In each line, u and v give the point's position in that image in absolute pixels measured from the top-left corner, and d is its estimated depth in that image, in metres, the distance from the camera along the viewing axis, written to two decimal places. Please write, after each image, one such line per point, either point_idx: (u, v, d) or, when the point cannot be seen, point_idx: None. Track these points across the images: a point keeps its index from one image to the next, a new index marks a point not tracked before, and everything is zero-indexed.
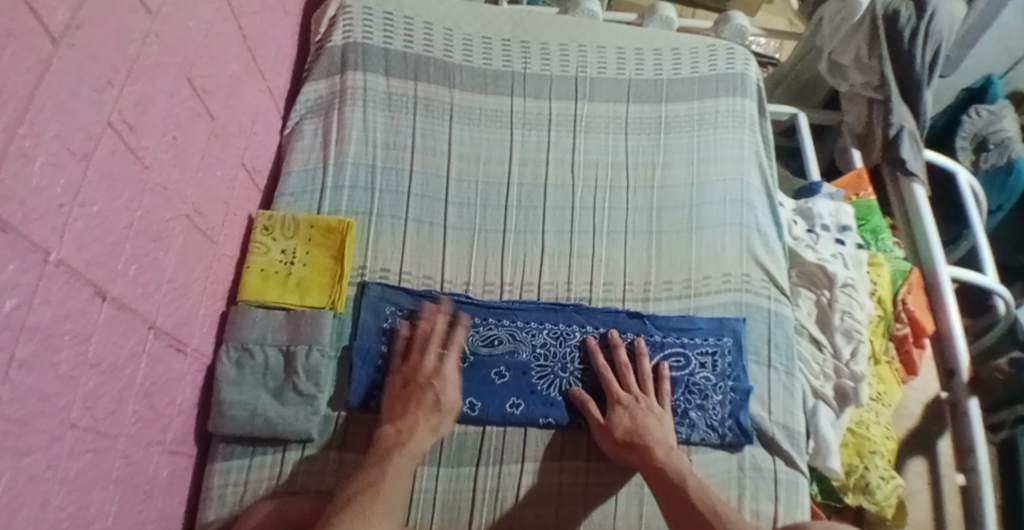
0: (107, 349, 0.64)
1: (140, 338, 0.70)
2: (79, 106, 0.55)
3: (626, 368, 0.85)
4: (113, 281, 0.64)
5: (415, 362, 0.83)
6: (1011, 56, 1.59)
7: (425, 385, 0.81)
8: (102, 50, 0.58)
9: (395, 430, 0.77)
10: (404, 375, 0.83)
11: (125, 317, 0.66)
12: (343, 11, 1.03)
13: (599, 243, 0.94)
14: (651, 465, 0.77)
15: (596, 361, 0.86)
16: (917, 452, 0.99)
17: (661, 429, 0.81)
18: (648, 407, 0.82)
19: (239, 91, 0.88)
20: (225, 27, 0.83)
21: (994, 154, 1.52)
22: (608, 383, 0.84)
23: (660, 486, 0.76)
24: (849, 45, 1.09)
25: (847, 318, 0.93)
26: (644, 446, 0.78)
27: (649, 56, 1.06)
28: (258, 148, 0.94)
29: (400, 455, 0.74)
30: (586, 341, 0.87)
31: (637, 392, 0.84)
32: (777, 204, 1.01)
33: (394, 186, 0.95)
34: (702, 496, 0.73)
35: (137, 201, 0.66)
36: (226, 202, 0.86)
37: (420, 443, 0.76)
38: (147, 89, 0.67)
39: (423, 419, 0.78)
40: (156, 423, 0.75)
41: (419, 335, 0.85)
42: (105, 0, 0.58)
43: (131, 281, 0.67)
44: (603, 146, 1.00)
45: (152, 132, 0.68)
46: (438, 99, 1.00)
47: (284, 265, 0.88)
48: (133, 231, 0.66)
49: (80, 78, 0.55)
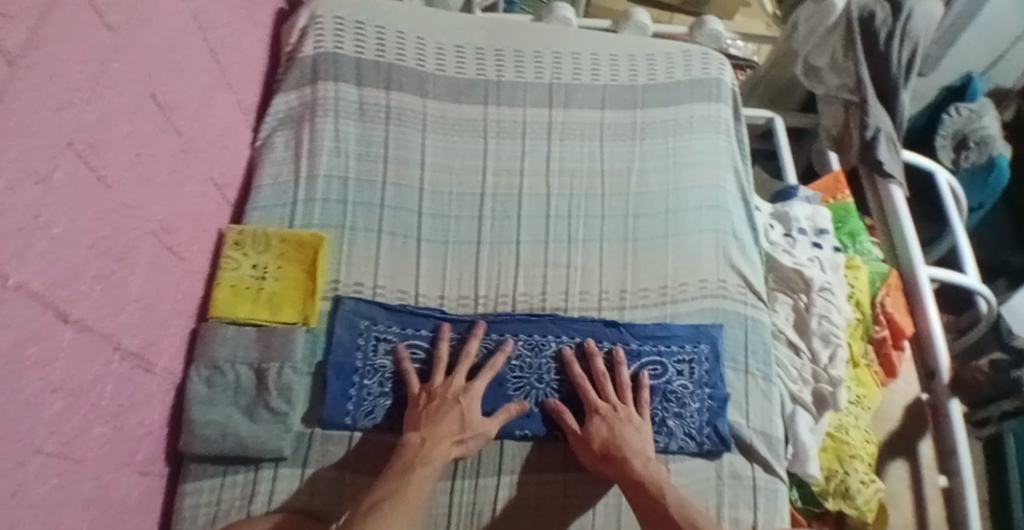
0: (72, 372, 0.62)
1: (106, 360, 0.68)
2: (40, 127, 0.55)
3: (603, 378, 0.84)
4: (77, 303, 0.62)
5: (442, 381, 0.82)
6: (992, 53, 1.57)
7: (451, 401, 0.80)
8: (62, 70, 0.57)
9: (417, 438, 0.77)
10: (429, 390, 0.82)
11: (90, 339, 0.65)
12: (313, 21, 1.01)
13: (574, 252, 0.93)
14: (628, 477, 0.75)
15: (572, 371, 0.85)
16: (899, 455, 0.99)
17: (640, 439, 0.79)
18: (626, 416, 0.81)
19: (207, 105, 0.87)
20: (191, 41, 0.81)
21: (974, 152, 1.54)
22: (585, 393, 0.83)
23: (638, 499, 0.74)
24: (825, 48, 1.10)
25: (825, 322, 0.92)
26: (621, 458, 0.77)
27: (624, 62, 1.05)
28: (228, 162, 0.93)
29: (422, 466, 0.73)
30: (561, 352, 0.86)
31: (616, 401, 0.83)
32: (753, 209, 1.01)
33: (367, 199, 0.93)
34: (680, 510, 0.71)
35: (100, 221, 0.65)
36: (195, 218, 0.85)
37: (443, 454, 0.75)
38: (109, 108, 0.65)
39: (447, 432, 0.77)
40: (125, 444, 0.74)
41: (443, 358, 0.84)
42: (63, 20, 0.57)
43: (96, 301, 0.66)
44: (578, 154, 0.99)
45: (116, 150, 0.67)
46: (411, 109, 0.99)
47: (256, 280, 0.87)
48: (97, 251, 0.65)
49: (40, 100, 0.54)
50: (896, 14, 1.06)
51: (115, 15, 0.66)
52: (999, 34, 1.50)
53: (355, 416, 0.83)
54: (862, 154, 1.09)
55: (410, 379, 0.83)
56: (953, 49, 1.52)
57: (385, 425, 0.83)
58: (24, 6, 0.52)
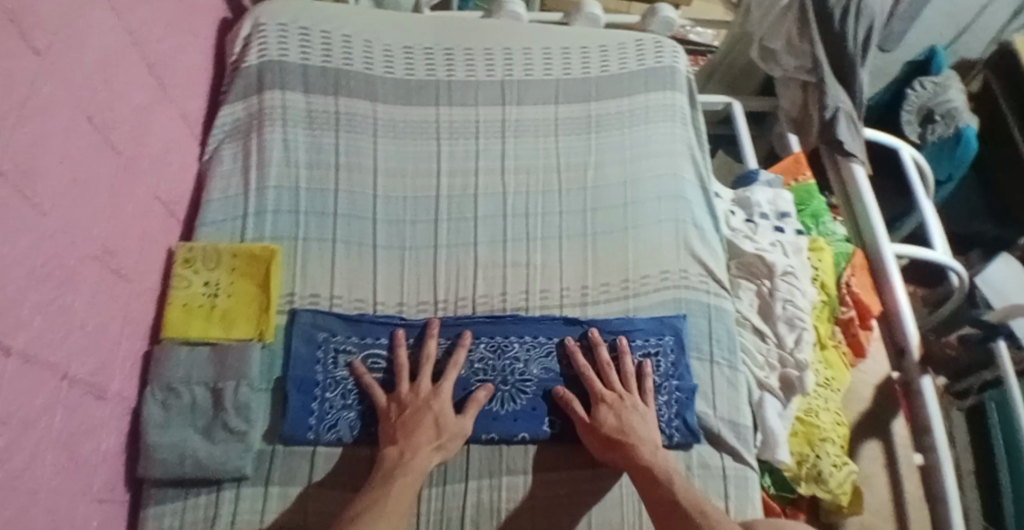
0: (19, 403, 0.57)
1: (53, 389, 0.63)
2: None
3: (607, 367, 0.83)
4: (20, 331, 0.58)
5: (408, 389, 0.80)
6: (956, 25, 1.57)
7: (423, 406, 0.78)
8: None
9: (397, 451, 0.75)
10: (398, 400, 0.80)
11: (35, 370, 0.60)
12: (257, 29, 0.99)
13: (533, 251, 0.92)
14: (637, 464, 0.75)
15: (576, 361, 0.84)
16: (872, 435, 0.96)
17: (646, 427, 0.79)
18: (632, 405, 0.81)
19: (148, 123, 0.83)
20: (125, 57, 0.78)
21: (941, 125, 1.53)
22: (590, 382, 0.82)
23: (646, 486, 0.73)
24: (780, 30, 1.08)
25: (789, 307, 0.91)
26: (630, 445, 0.76)
27: (576, 55, 1.03)
28: (173, 178, 0.90)
29: (404, 475, 0.72)
30: (564, 342, 0.86)
31: (621, 390, 0.82)
32: (713, 196, 1.00)
33: (320, 208, 0.92)
34: (689, 497, 0.70)
35: (40, 247, 0.61)
36: (141, 238, 0.82)
37: (424, 462, 0.74)
38: (42, 132, 0.62)
39: (426, 441, 0.75)
40: (80, 472, 0.69)
41: (402, 367, 0.82)
42: None
43: (40, 330, 0.61)
44: (533, 151, 0.98)
45: (50, 174, 0.63)
46: (360, 114, 0.97)
47: (208, 297, 0.84)
48: (36, 278, 0.60)
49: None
50: None
51: (42, 37, 0.62)
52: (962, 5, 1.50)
53: (317, 431, 0.80)
54: (821, 135, 1.08)
55: (375, 393, 0.80)
56: (916, 23, 1.51)
57: (349, 438, 0.81)
58: None
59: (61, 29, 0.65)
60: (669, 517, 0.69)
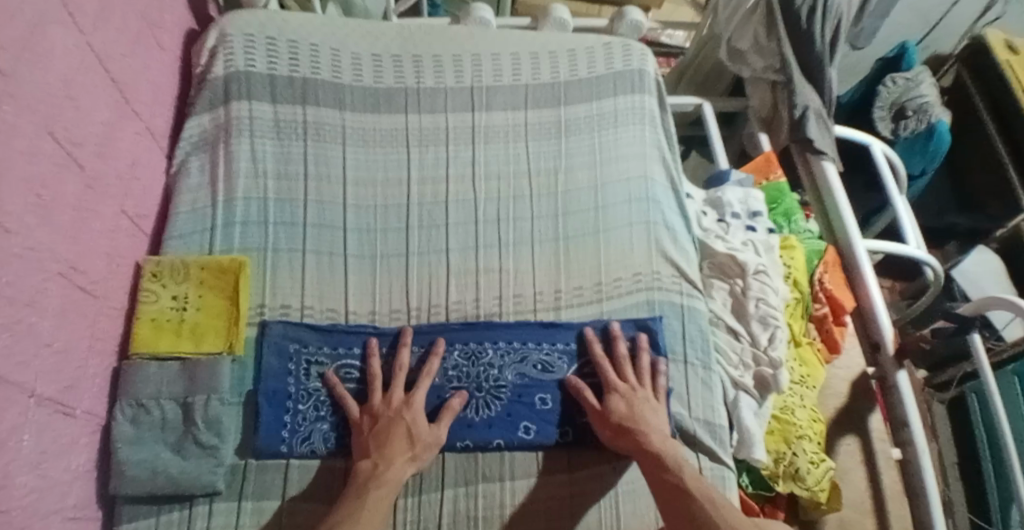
0: None
1: (23, 409, 0.62)
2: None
3: (624, 360, 0.83)
4: None
5: (381, 399, 0.80)
6: (925, 22, 1.61)
7: (396, 416, 0.77)
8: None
9: (370, 463, 0.73)
10: (370, 412, 0.79)
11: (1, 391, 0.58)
12: (223, 40, 0.98)
13: (506, 256, 0.92)
14: (645, 450, 0.74)
15: (594, 351, 0.85)
16: (848, 430, 0.94)
17: (657, 418, 0.78)
18: (644, 396, 0.80)
19: (113, 137, 0.82)
20: (89, 71, 0.77)
21: (914, 120, 1.53)
22: (604, 372, 0.82)
23: (652, 472, 0.72)
24: (747, 30, 1.08)
25: (762, 305, 0.91)
26: (638, 433, 0.75)
27: (545, 60, 1.03)
28: (140, 192, 0.89)
29: (378, 487, 0.71)
30: (584, 333, 0.86)
31: (634, 382, 0.82)
32: (684, 198, 1.01)
33: (289, 218, 0.91)
34: (699, 486, 0.69)
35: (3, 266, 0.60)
36: (109, 254, 0.80)
37: (398, 473, 0.73)
38: (4, 151, 0.60)
39: (400, 452, 0.74)
40: (52, 492, 0.67)
41: (375, 377, 0.81)
42: None
43: (6, 351, 0.59)
44: (504, 156, 0.98)
45: (13, 192, 0.62)
46: (329, 123, 0.97)
47: (176, 312, 0.83)
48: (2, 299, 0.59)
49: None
50: None
51: (3, 58, 0.60)
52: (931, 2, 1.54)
53: (291, 443, 0.79)
54: (792, 134, 1.08)
55: (348, 403, 0.80)
56: (886, 20, 1.53)
57: (323, 450, 0.80)
58: None
59: (23, 46, 0.64)
60: (677, 505, 0.68)
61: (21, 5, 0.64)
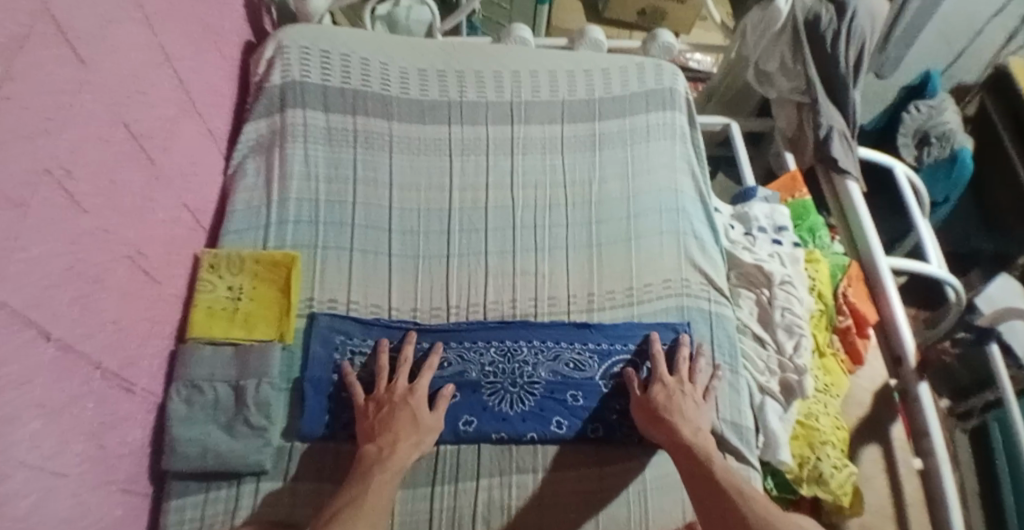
0: (52, 389, 0.61)
1: (85, 379, 0.67)
2: (9, 153, 0.55)
3: (681, 361, 0.87)
4: (55, 321, 0.61)
5: (387, 386, 0.83)
6: (951, 49, 1.61)
7: (400, 403, 0.80)
8: (34, 100, 0.58)
9: (376, 448, 0.76)
10: (376, 399, 0.82)
11: (66, 358, 0.63)
12: (280, 51, 1.05)
13: (541, 259, 0.97)
14: (680, 442, 0.77)
15: (653, 346, 0.88)
16: (871, 439, 0.95)
17: (695, 413, 0.81)
18: (685, 393, 0.83)
19: (177, 133, 0.88)
20: (158, 72, 0.83)
21: (937, 147, 1.59)
22: (653, 366, 0.86)
23: (688, 464, 0.75)
24: (774, 52, 1.11)
25: (787, 314, 0.94)
26: (672, 423, 0.79)
27: (581, 78, 1.09)
28: (200, 189, 0.95)
29: (383, 471, 0.73)
30: (650, 337, 0.90)
31: (680, 378, 0.85)
32: (712, 210, 1.05)
33: (337, 218, 0.97)
34: (726, 476, 0.72)
35: (75, 243, 0.65)
36: (170, 243, 0.85)
37: (402, 459, 0.75)
38: (79, 137, 0.66)
39: (404, 436, 0.77)
40: (106, 462, 0.71)
41: (382, 364, 0.84)
42: (33, 54, 0.59)
43: (74, 322, 0.65)
44: (541, 166, 1.04)
45: (87, 175, 0.67)
46: (377, 131, 1.03)
47: (231, 301, 0.88)
48: (73, 273, 0.65)
49: (13, 127, 0.55)
50: (841, 14, 1.07)
51: (84, 49, 0.67)
52: (956, 29, 1.54)
53: (334, 427, 0.83)
54: (817, 153, 1.12)
55: (355, 390, 0.82)
56: (912, 46, 1.55)
57: None
58: None
59: (101, 43, 0.71)
60: (705, 491, 0.71)
61: (99, 7, 0.71)
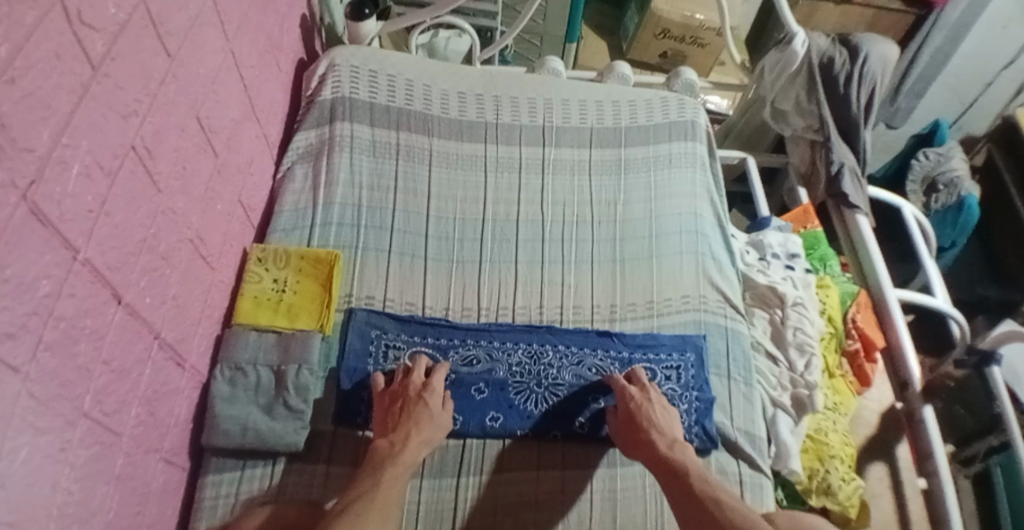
0: (118, 350, 0.66)
1: (146, 346, 0.71)
2: (107, 126, 0.61)
3: (648, 385, 0.87)
4: (126, 287, 0.67)
5: (404, 380, 0.85)
6: (961, 101, 1.73)
7: (414, 398, 0.82)
8: (128, 82, 0.65)
9: (388, 442, 0.78)
10: (392, 392, 0.85)
11: (133, 324, 0.68)
12: (332, 68, 1.14)
13: (568, 271, 1.02)
14: (658, 457, 0.78)
15: (614, 374, 0.89)
16: (878, 458, 1.00)
17: (667, 422, 0.83)
18: (657, 407, 0.85)
19: (239, 133, 0.95)
20: (229, 75, 0.91)
21: (944, 194, 1.64)
22: (620, 386, 0.87)
23: (668, 478, 0.76)
24: (789, 93, 1.19)
25: (800, 334, 1.01)
26: (649, 442, 0.80)
27: (608, 107, 1.18)
28: (254, 188, 1.02)
29: (393, 465, 0.75)
30: (634, 373, 0.89)
31: (648, 395, 0.86)
32: (730, 235, 1.11)
33: (378, 223, 1.03)
34: (704, 487, 0.73)
35: (150, 219, 0.71)
36: (224, 233, 0.91)
37: (413, 455, 0.77)
38: (162, 123, 0.73)
39: (415, 431, 0.79)
40: (155, 430, 0.75)
41: (399, 367, 0.88)
42: (134, 42, 0.65)
43: (141, 291, 0.70)
44: (569, 186, 1.10)
45: (164, 159, 0.73)
46: (418, 146, 1.11)
47: (276, 292, 0.94)
48: (146, 246, 0.70)
49: (110, 103, 0.61)
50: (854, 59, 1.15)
51: (172, 43, 0.74)
52: (966, 80, 1.67)
53: (366, 415, 0.87)
54: (827, 188, 1.20)
55: (377, 380, 0.86)
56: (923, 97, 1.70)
57: None
58: (106, 22, 0.60)
59: (187, 43, 0.78)
60: (684, 505, 0.72)
61: (190, 8, 0.78)
